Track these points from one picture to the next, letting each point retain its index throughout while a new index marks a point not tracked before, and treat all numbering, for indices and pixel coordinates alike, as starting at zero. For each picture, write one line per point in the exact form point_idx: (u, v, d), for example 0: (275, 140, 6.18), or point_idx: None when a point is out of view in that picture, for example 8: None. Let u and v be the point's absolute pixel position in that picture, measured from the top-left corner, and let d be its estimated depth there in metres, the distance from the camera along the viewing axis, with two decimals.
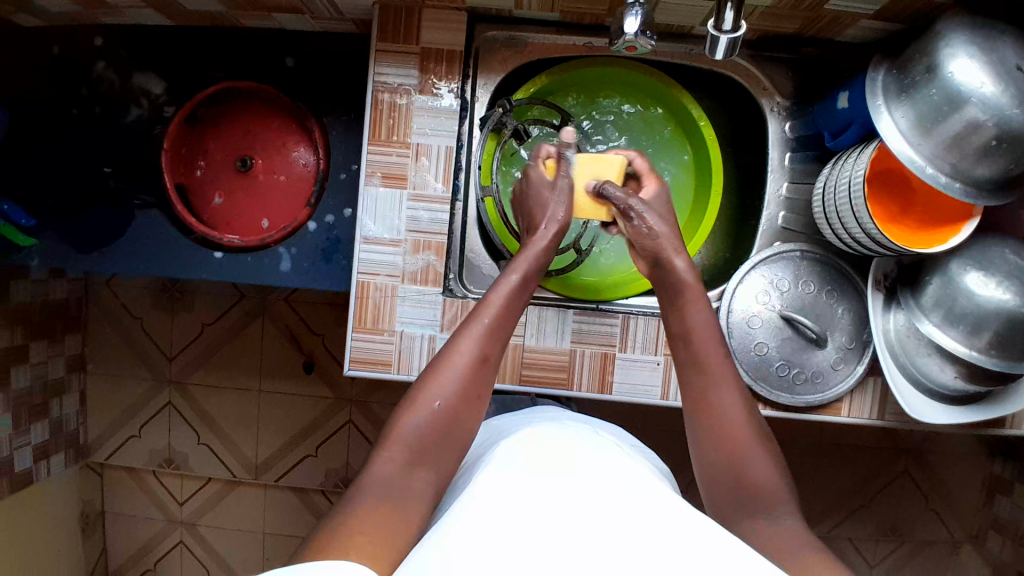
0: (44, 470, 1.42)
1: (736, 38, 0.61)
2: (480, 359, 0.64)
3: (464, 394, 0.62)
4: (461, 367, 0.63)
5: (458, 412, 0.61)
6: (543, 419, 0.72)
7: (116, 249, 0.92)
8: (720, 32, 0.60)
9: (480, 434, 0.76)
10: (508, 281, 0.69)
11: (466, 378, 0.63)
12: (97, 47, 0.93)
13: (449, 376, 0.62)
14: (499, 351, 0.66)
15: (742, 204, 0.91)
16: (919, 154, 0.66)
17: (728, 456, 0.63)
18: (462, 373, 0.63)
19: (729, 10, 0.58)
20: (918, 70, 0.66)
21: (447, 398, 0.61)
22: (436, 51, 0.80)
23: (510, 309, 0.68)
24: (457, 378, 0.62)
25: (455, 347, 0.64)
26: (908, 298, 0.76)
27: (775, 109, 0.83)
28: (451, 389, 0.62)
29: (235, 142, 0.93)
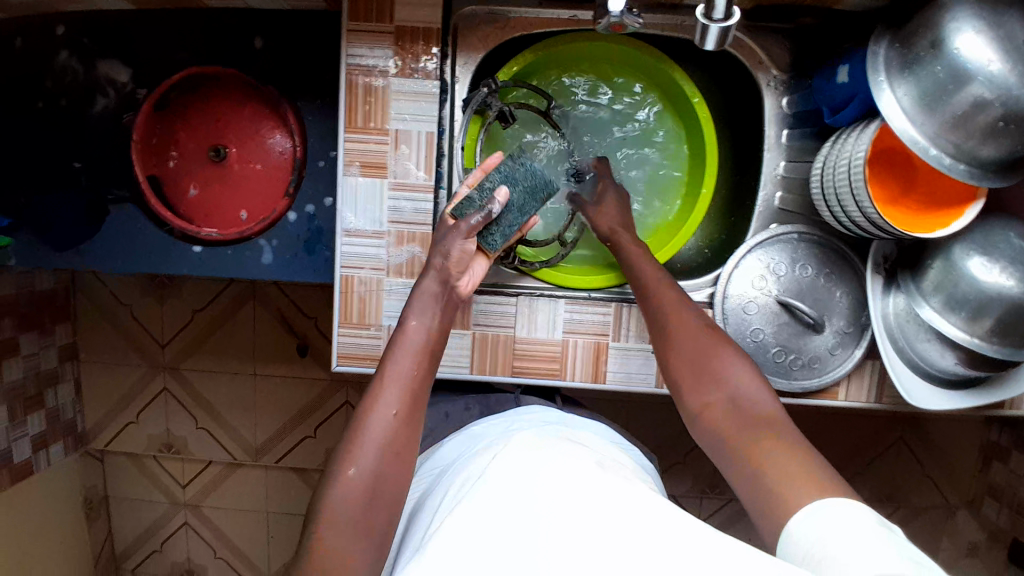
0: (43, 460, 1.42)
1: (727, 28, 0.56)
2: (395, 415, 0.59)
3: (385, 452, 0.57)
4: (378, 427, 0.58)
5: (382, 474, 0.56)
6: (494, 437, 0.71)
7: (93, 245, 0.90)
8: (709, 20, 0.56)
9: (462, 443, 0.75)
10: (414, 324, 0.65)
11: (385, 437, 0.57)
12: (56, 34, 0.88)
13: (362, 441, 0.57)
14: (415, 404, 0.60)
15: (740, 182, 0.87)
16: (923, 134, 0.62)
17: (690, 366, 0.65)
18: (379, 433, 0.57)
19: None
20: (924, 45, 0.62)
21: (362, 464, 0.56)
22: (412, 30, 0.76)
23: (420, 356, 0.63)
24: (375, 435, 0.57)
25: (367, 408, 0.59)
26: (909, 282, 0.73)
27: (772, 84, 0.79)
28: (368, 454, 0.56)
29: (207, 130, 0.89)
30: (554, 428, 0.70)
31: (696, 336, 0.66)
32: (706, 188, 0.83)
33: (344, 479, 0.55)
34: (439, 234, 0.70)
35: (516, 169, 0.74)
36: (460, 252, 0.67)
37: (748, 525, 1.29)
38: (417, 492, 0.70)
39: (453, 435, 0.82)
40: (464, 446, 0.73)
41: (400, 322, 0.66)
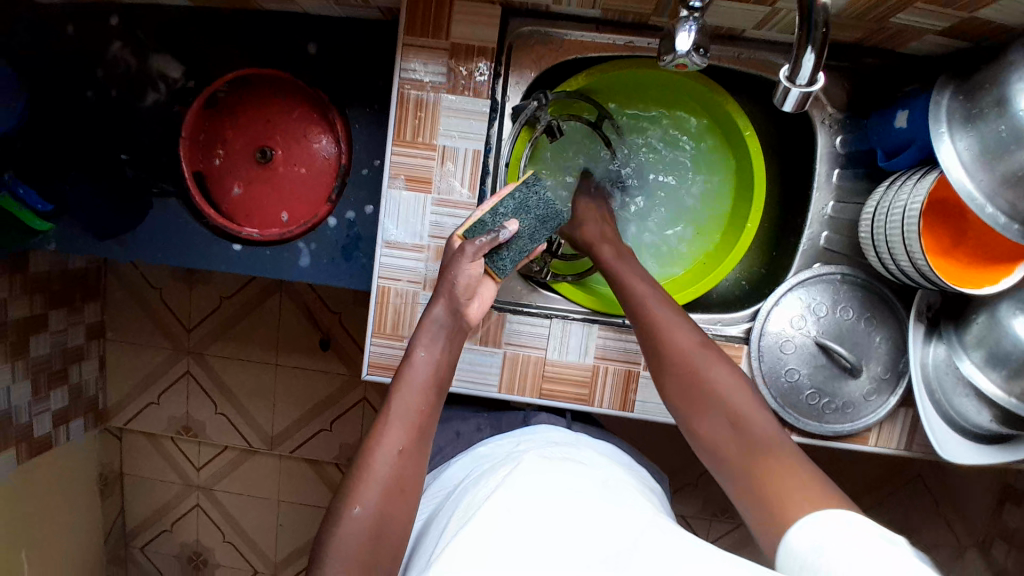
0: (63, 435, 1.44)
1: (810, 93, 0.48)
2: (403, 452, 0.58)
3: (389, 492, 0.56)
4: (385, 464, 0.57)
5: (387, 514, 0.56)
6: (497, 460, 0.70)
7: (134, 235, 0.91)
8: (792, 83, 0.48)
9: (466, 465, 0.75)
10: (420, 354, 0.65)
11: (394, 472, 0.57)
12: (112, 26, 0.89)
13: (366, 480, 0.57)
14: (421, 442, 0.61)
15: (784, 218, 0.86)
16: (980, 189, 0.61)
17: (694, 387, 0.65)
18: (384, 471, 0.57)
19: (809, 55, 0.46)
20: (990, 100, 0.60)
21: (368, 502, 0.55)
22: (467, 47, 0.76)
23: (427, 390, 0.63)
24: (380, 473, 0.57)
25: (373, 444, 0.59)
26: (951, 333, 0.73)
27: (825, 122, 0.77)
28: (374, 492, 0.56)
29: (256, 130, 0.90)
30: (556, 449, 0.70)
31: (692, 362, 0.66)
32: (750, 222, 0.82)
33: (349, 520, 0.54)
34: (447, 255, 0.71)
35: (530, 196, 0.73)
36: (467, 281, 0.68)
37: (757, 552, 1.28)
38: (423, 512, 0.71)
39: (461, 454, 0.82)
40: (473, 466, 0.74)
41: (407, 352, 0.66)
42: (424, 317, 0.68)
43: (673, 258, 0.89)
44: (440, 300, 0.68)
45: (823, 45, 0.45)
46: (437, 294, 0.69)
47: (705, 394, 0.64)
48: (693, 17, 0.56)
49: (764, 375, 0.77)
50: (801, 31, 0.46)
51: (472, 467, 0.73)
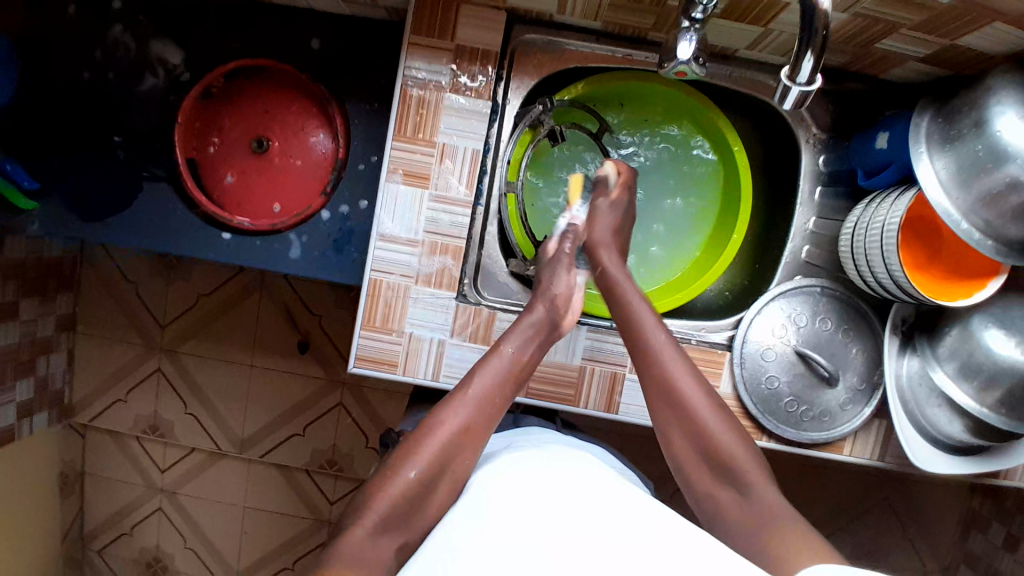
0: (26, 428, 1.39)
1: (809, 92, 0.51)
2: (463, 430, 0.65)
3: (441, 464, 0.63)
4: (446, 437, 0.64)
5: (434, 484, 0.62)
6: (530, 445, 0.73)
7: (120, 219, 0.90)
8: (792, 83, 0.51)
9: None
10: (508, 350, 0.72)
11: (446, 449, 0.64)
12: (113, 8, 0.90)
13: (432, 444, 0.64)
14: (484, 425, 0.67)
15: (767, 232, 0.90)
16: (956, 207, 0.65)
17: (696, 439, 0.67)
18: (446, 444, 0.64)
19: (808, 59, 0.49)
20: (967, 121, 0.64)
21: (422, 468, 0.62)
22: (471, 50, 0.78)
23: (505, 381, 0.70)
24: (444, 438, 0.64)
25: (445, 414, 0.66)
26: (925, 345, 0.76)
27: (810, 141, 0.81)
28: (429, 457, 0.63)
29: (253, 121, 0.90)
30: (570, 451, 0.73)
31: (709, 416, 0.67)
32: (737, 233, 0.85)
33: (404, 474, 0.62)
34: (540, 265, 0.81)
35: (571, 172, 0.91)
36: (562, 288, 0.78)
37: None
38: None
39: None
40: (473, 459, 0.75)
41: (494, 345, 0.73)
42: (521, 319, 0.75)
43: (657, 265, 0.92)
44: (540, 304, 0.76)
45: (823, 50, 0.48)
46: (540, 297, 0.77)
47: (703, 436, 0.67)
48: (694, 28, 0.59)
49: (745, 381, 0.80)
50: (802, 36, 0.49)
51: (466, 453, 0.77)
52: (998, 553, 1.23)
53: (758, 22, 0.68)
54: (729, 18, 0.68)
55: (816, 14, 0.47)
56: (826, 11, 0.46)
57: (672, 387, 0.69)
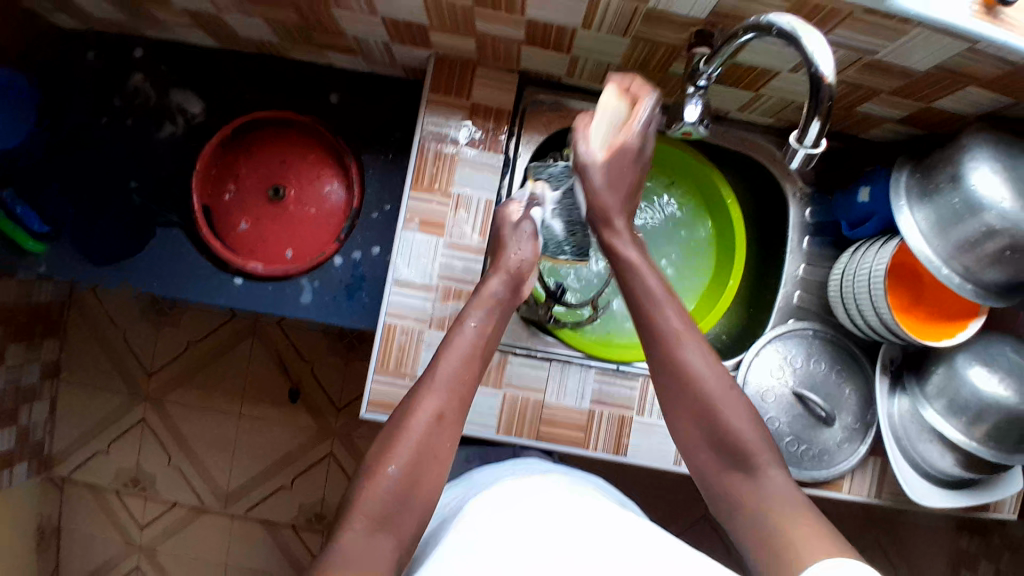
0: (6, 479, 1.33)
1: (814, 153, 0.57)
2: (436, 416, 0.66)
3: (419, 453, 0.63)
4: (419, 426, 0.65)
5: (417, 472, 0.63)
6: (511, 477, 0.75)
7: (131, 263, 0.91)
8: (800, 143, 0.56)
9: (462, 487, 0.79)
10: (468, 331, 0.73)
11: (423, 437, 0.64)
12: (135, 59, 0.93)
13: (408, 438, 0.64)
14: (455, 408, 0.68)
15: (760, 280, 0.95)
16: (936, 254, 0.71)
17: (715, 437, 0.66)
18: (424, 430, 0.65)
19: (815, 124, 0.54)
20: (944, 178, 0.71)
21: (403, 462, 0.62)
22: (486, 108, 0.83)
23: (469, 360, 0.72)
24: (419, 430, 0.65)
25: (413, 407, 0.66)
26: (914, 384, 0.81)
27: (796, 195, 0.88)
28: (408, 453, 0.63)
29: (268, 170, 0.93)
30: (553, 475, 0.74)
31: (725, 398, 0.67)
32: (733, 279, 0.90)
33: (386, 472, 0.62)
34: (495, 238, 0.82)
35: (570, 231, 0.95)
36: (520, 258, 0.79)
37: None
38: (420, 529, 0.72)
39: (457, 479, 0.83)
40: (466, 489, 0.77)
41: (456, 322, 0.74)
42: (481, 290, 0.77)
43: None
44: (497, 274, 0.78)
45: (827, 117, 0.53)
46: (495, 268, 0.78)
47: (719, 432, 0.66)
48: (699, 93, 0.65)
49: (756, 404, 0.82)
50: (810, 104, 0.53)
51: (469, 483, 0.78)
52: None
53: (750, 87, 0.75)
54: (727, 84, 0.75)
55: (822, 86, 0.51)
56: (829, 85, 0.51)
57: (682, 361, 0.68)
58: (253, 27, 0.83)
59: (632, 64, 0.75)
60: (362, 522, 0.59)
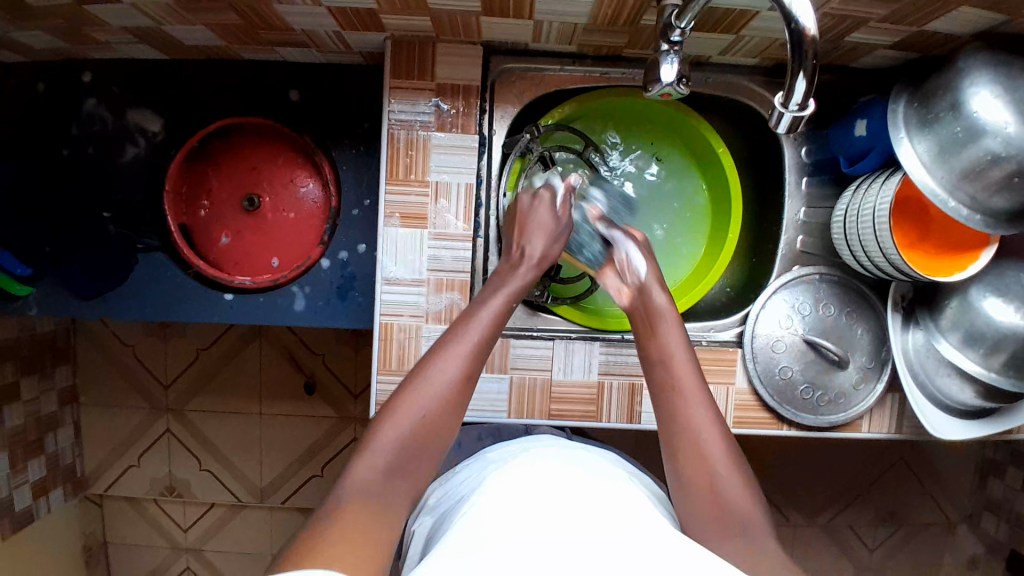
0: (43, 508, 1.38)
1: (801, 116, 0.54)
2: (461, 376, 0.60)
3: (440, 410, 0.58)
4: (445, 379, 0.59)
5: (431, 426, 0.58)
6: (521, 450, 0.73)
7: (120, 293, 0.89)
8: (785, 108, 0.53)
9: (473, 465, 0.77)
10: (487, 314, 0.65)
11: (446, 397, 0.59)
12: (85, 83, 0.89)
13: (426, 387, 0.59)
14: (477, 370, 0.62)
15: (760, 226, 0.91)
16: (941, 186, 0.67)
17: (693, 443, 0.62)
18: (444, 389, 0.59)
19: (801, 82, 0.50)
20: (942, 104, 0.67)
21: (420, 412, 0.58)
22: (452, 86, 0.79)
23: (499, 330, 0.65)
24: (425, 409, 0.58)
25: (436, 356, 0.61)
26: (926, 318, 0.79)
27: (790, 135, 0.83)
28: (425, 401, 0.58)
29: (240, 180, 0.90)
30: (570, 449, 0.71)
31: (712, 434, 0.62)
32: (733, 232, 0.87)
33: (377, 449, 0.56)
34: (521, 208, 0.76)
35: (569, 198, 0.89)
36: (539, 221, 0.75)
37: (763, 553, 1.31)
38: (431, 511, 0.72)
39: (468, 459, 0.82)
40: (475, 468, 0.75)
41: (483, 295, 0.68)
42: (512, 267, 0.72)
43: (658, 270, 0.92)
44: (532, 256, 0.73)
45: (813, 74, 0.50)
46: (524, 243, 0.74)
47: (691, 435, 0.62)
48: (674, 50, 0.60)
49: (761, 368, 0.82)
50: (793, 62, 0.50)
51: (475, 466, 0.76)
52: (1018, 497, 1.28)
53: (731, 31, 0.69)
54: (702, 30, 0.70)
55: (806, 43, 0.48)
56: (813, 39, 0.48)
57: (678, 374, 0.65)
58: (195, 34, 0.78)
59: (600, 23, 0.70)
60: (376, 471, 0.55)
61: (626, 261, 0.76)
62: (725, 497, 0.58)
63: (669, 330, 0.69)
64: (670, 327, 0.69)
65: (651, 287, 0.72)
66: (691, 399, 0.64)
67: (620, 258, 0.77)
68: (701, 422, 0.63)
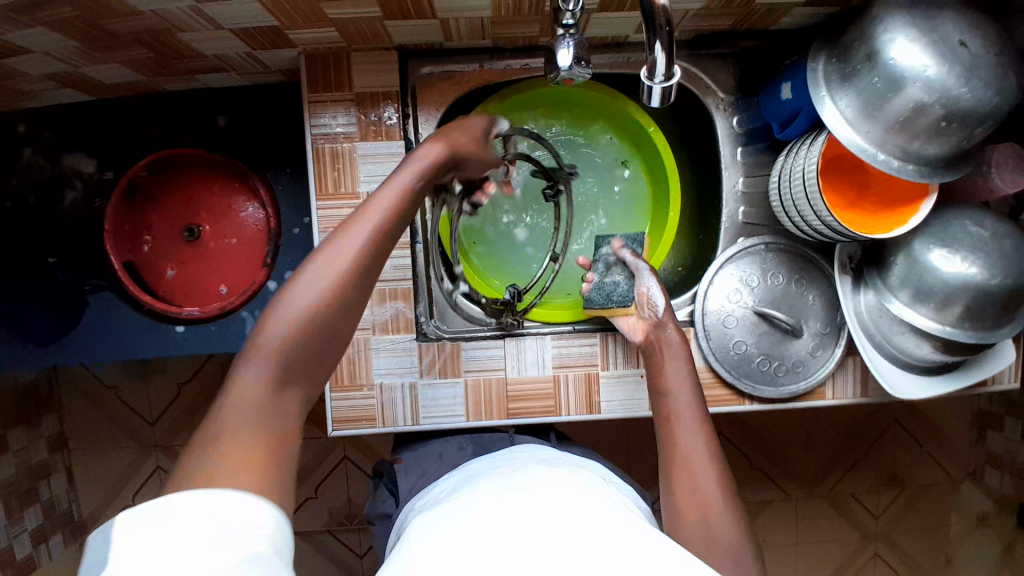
0: (45, 554, 1.37)
1: (670, 86, 0.55)
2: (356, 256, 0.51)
3: (321, 315, 0.49)
4: (331, 272, 0.49)
5: (324, 334, 0.49)
6: (496, 467, 0.70)
7: (74, 336, 0.89)
8: (652, 81, 0.55)
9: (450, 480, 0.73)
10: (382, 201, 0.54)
11: (337, 288, 0.49)
12: (21, 133, 0.89)
13: (311, 283, 0.49)
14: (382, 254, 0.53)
15: (703, 200, 0.90)
16: (869, 141, 0.66)
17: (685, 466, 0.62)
18: (329, 279, 0.49)
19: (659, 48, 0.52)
20: (860, 56, 0.66)
21: (307, 314, 0.48)
22: (371, 94, 0.78)
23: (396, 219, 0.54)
24: (310, 298, 0.48)
25: (330, 243, 0.51)
26: (875, 277, 0.77)
27: (719, 106, 0.82)
28: (307, 310, 0.48)
29: (179, 211, 0.90)
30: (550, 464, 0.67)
31: (703, 458, 0.63)
32: (673, 211, 0.85)
33: (255, 372, 0.47)
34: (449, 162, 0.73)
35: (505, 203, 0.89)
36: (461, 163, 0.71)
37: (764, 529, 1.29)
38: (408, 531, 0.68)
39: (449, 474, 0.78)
40: (453, 483, 0.71)
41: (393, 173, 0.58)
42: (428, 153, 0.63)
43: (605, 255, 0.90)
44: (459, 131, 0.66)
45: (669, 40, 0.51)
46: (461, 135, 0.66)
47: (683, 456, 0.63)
48: (570, 34, 0.58)
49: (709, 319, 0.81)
50: (650, 33, 0.52)
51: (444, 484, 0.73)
52: (1018, 449, 1.25)
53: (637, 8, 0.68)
54: (609, 10, 0.69)
55: (655, 13, 0.50)
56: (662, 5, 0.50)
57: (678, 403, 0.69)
58: (114, 72, 0.78)
59: (506, 13, 0.69)
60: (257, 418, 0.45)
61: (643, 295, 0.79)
62: (716, 528, 0.57)
63: (673, 363, 0.73)
64: (675, 361, 0.73)
65: (664, 327, 0.76)
66: (689, 423, 0.66)
67: (643, 292, 0.79)
68: (694, 446, 0.64)
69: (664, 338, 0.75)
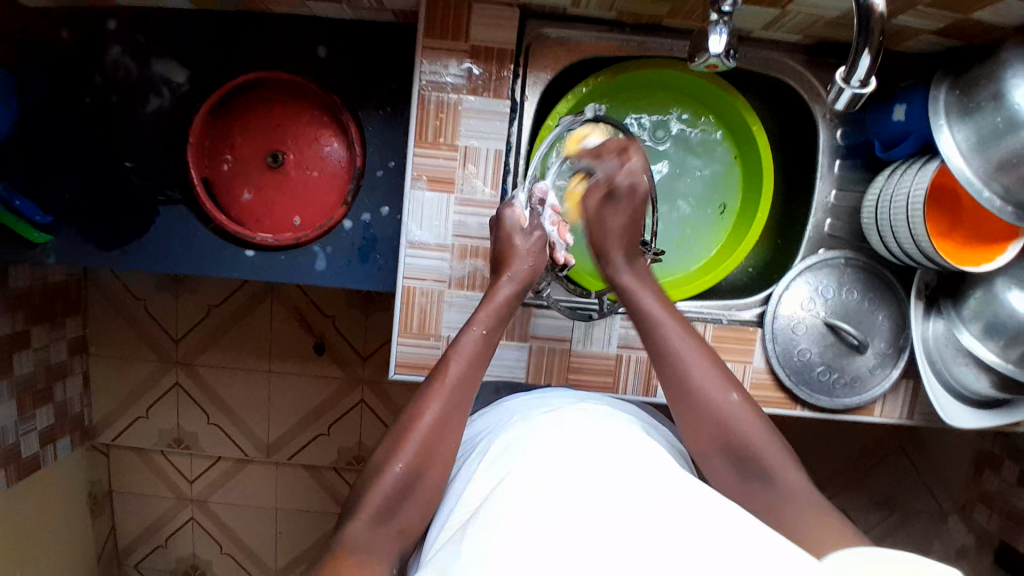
0: (50, 455, 1.39)
1: (861, 93, 0.55)
2: (443, 419, 0.66)
3: (424, 455, 0.63)
4: (427, 425, 0.65)
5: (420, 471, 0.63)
6: (533, 407, 0.73)
7: (141, 244, 0.89)
8: (845, 83, 0.55)
9: (490, 415, 0.77)
10: (504, 290, 0.74)
11: (435, 428, 0.65)
12: (110, 31, 0.87)
13: (414, 436, 0.64)
14: (472, 378, 0.69)
15: (790, 206, 0.91)
16: (979, 176, 0.67)
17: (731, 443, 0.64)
18: (429, 432, 0.64)
19: (865, 58, 0.52)
20: (985, 94, 0.66)
21: (408, 461, 0.63)
22: (486, 49, 0.77)
23: (475, 360, 0.70)
24: (469, 350, 0.70)
25: (423, 406, 0.66)
26: (949, 308, 0.79)
27: (826, 115, 0.83)
28: (412, 450, 0.63)
29: (266, 137, 0.89)
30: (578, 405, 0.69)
31: (754, 429, 0.65)
32: (761, 212, 0.86)
33: (428, 408, 0.66)
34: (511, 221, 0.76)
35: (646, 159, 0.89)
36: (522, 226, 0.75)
37: None
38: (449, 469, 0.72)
39: (484, 410, 0.81)
40: (493, 421, 0.74)
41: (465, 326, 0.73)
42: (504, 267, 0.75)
43: (695, 240, 0.92)
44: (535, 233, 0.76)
45: (878, 49, 0.52)
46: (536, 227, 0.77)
47: (728, 424, 0.65)
48: (724, 20, 0.58)
49: (774, 354, 0.83)
50: (859, 38, 0.52)
51: (483, 419, 0.76)
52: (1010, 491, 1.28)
53: (777, 5, 0.68)
54: (752, 4, 0.68)
55: (872, 18, 0.50)
56: (880, 14, 0.50)
57: (690, 381, 0.68)
58: None
59: None
60: (369, 517, 0.60)
61: (591, 205, 0.78)
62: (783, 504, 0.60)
63: (666, 327, 0.71)
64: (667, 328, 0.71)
65: (639, 294, 0.75)
66: (712, 386, 0.67)
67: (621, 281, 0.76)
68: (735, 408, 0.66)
69: (655, 309, 0.73)
